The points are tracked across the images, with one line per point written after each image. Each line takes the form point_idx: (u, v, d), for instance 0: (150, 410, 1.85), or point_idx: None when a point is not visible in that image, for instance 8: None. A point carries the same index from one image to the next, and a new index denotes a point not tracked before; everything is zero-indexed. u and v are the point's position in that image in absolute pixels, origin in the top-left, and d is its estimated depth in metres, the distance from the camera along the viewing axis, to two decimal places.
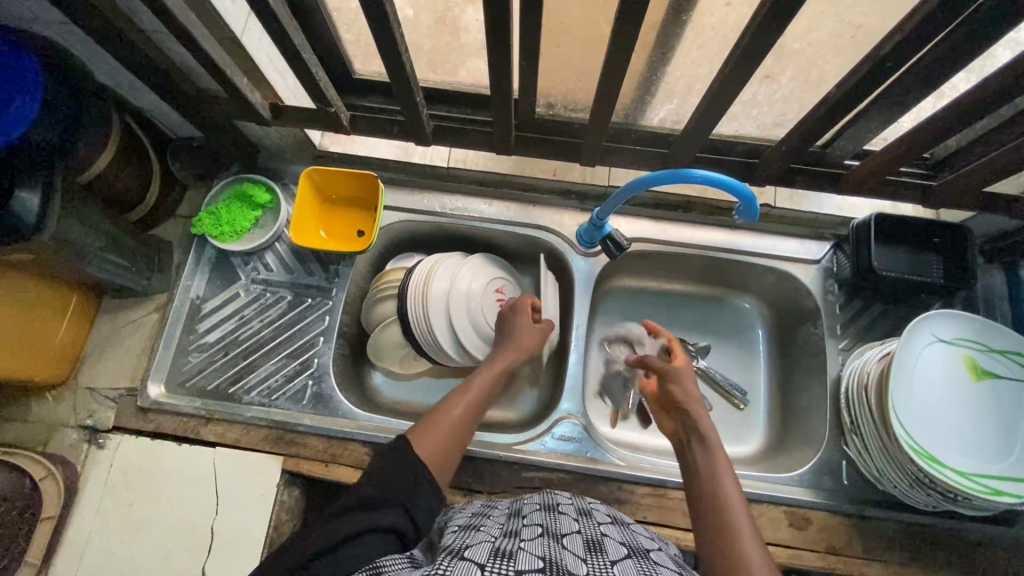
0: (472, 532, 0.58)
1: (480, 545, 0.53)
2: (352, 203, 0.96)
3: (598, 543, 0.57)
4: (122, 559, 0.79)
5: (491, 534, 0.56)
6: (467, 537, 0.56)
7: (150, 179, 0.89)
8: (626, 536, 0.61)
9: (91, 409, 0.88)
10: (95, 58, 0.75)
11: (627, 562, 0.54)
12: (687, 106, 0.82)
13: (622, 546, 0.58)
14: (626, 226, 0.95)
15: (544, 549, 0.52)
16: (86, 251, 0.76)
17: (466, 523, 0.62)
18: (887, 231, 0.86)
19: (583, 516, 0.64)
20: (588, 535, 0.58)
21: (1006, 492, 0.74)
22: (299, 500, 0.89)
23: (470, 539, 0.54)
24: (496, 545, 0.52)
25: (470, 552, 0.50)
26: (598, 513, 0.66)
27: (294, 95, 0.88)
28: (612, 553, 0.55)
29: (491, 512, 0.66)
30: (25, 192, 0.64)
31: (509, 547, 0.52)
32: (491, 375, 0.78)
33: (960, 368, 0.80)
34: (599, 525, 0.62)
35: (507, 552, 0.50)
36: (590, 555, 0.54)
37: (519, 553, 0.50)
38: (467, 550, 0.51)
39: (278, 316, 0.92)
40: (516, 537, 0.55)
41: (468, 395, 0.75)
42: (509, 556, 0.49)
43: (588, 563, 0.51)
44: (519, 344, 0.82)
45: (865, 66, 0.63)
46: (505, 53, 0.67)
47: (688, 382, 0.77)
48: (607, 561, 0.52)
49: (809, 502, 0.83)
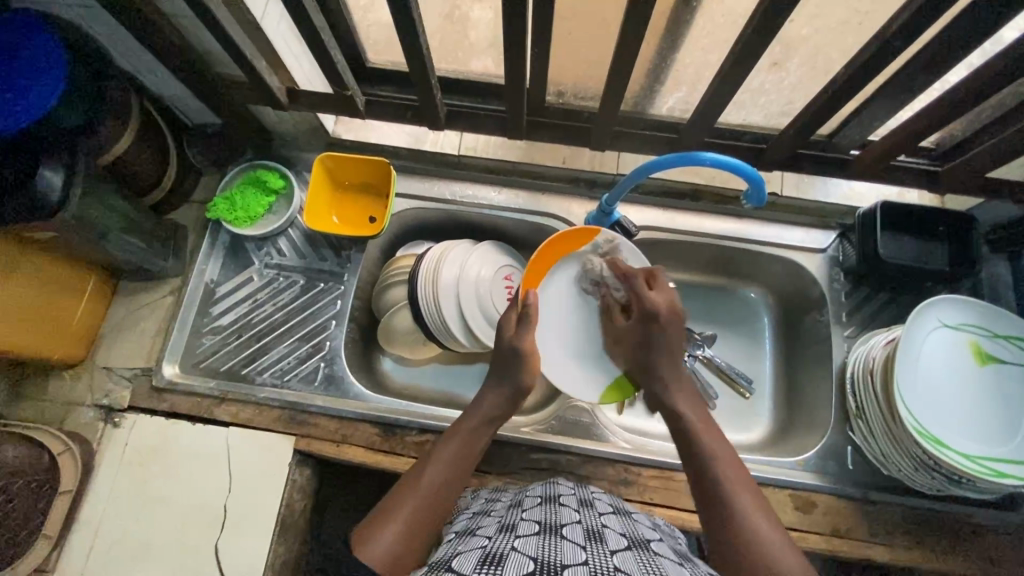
0: (467, 537, 0.58)
1: (472, 549, 0.53)
2: (364, 189, 0.98)
3: (599, 533, 0.57)
4: (137, 535, 0.81)
5: (487, 535, 0.57)
6: (462, 543, 0.57)
7: (167, 163, 0.91)
8: (628, 528, 0.62)
9: (107, 389, 0.89)
10: (117, 39, 0.77)
11: (626, 553, 0.54)
12: (695, 95, 0.84)
13: (623, 538, 0.58)
14: (634, 214, 0.96)
15: (535, 547, 0.52)
16: (106, 230, 0.78)
17: (464, 528, 0.63)
18: (892, 218, 0.88)
19: (585, 507, 0.65)
20: (588, 525, 0.59)
21: (1012, 475, 0.74)
22: (310, 481, 0.90)
23: (463, 547, 0.55)
24: (488, 549, 0.53)
25: (458, 561, 0.51)
26: (601, 504, 0.67)
27: (310, 80, 0.90)
28: (612, 544, 0.55)
29: (493, 510, 0.67)
30: (49, 171, 0.66)
31: (500, 548, 0.52)
32: (475, 420, 0.73)
33: (965, 352, 0.81)
34: (600, 516, 0.63)
35: (498, 555, 0.51)
36: (590, 544, 0.54)
37: (509, 554, 0.51)
38: (457, 559, 0.52)
39: (290, 300, 0.94)
40: (511, 534, 0.56)
41: (449, 448, 0.70)
42: (498, 559, 0.50)
43: (587, 551, 0.52)
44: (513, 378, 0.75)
45: (870, 49, 0.64)
46: (520, 40, 0.68)
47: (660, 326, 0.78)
48: (605, 551, 0.53)
49: (813, 485, 0.84)
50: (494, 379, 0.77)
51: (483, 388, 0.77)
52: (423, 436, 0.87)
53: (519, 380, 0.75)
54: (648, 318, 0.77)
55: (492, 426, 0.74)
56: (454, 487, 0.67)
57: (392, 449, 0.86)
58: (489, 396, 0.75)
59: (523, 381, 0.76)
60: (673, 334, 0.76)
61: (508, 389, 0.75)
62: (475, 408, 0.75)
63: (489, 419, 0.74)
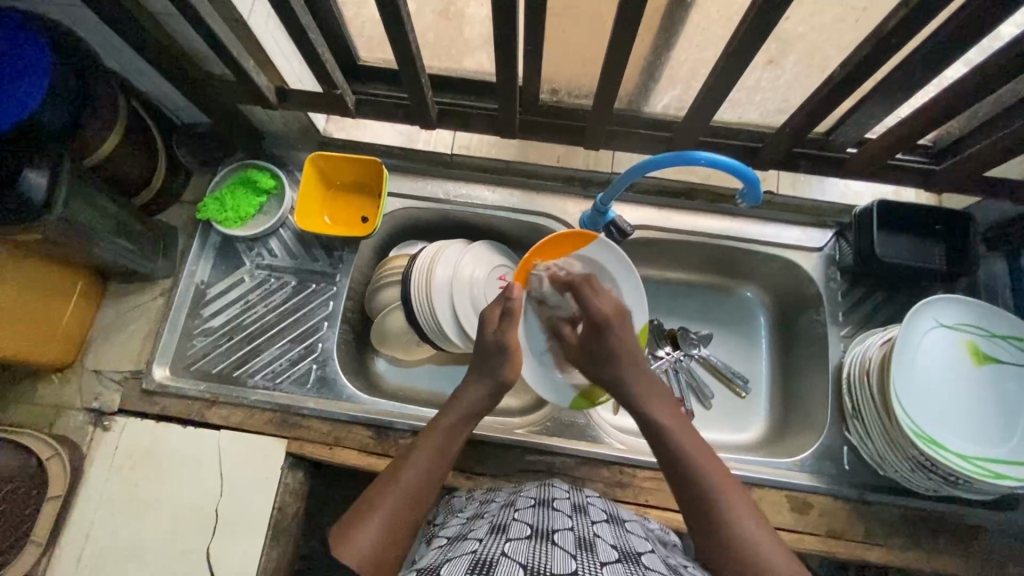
0: (457, 542, 0.58)
1: (461, 555, 0.53)
2: (357, 188, 0.97)
3: (590, 543, 0.56)
4: (128, 540, 0.80)
5: (477, 538, 0.57)
6: (452, 548, 0.56)
7: (157, 163, 0.90)
8: (619, 538, 0.61)
9: (97, 392, 0.88)
10: (103, 38, 0.76)
11: (617, 565, 0.53)
12: (690, 92, 0.83)
13: (614, 549, 0.57)
14: (629, 213, 0.95)
15: (526, 553, 0.51)
16: (94, 233, 0.77)
17: (454, 533, 0.62)
18: (889, 216, 0.87)
19: (578, 513, 0.64)
20: (579, 533, 0.58)
21: (1009, 475, 0.74)
22: (303, 484, 0.89)
23: (453, 551, 0.54)
24: (478, 554, 0.52)
25: (448, 567, 0.50)
26: (594, 510, 0.66)
27: (300, 78, 0.89)
28: (602, 554, 0.55)
29: (485, 512, 0.67)
30: (33, 172, 0.65)
31: (490, 553, 0.52)
32: (457, 415, 0.73)
33: (962, 352, 0.80)
34: (592, 524, 0.62)
35: (487, 561, 0.50)
36: (580, 553, 0.53)
37: (499, 560, 0.50)
38: (446, 564, 0.51)
39: (282, 301, 0.93)
40: (502, 537, 0.55)
41: (431, 442, 0.69)
42: (488, 564, 0.49)
43: (577, 560, 0.51)
44: (500, 378, 0.75)
45: (867, 47, 0.63)
46: (511, 38, 0.67)
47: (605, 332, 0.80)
48: (595, 563, 0.52)
49: (809, 486, 0.83)
50: (477, 370, 0.76)
51: (465, 382, 0.77)
52: (417, 438, 0.86)
53: (500, 373, 0.75)
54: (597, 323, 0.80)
55: (472, 421, 0.74)
56: (435, 481, 0.67)
57: (385, 451, 0.86)
58: (470, 390, 0.75)
59: (504, 373, 0.75)
60: (626, 335, 0.79)
61: (489, 381, 0.75)
62: (455, 403, 0.74)
63: (470, 415, 0.73)
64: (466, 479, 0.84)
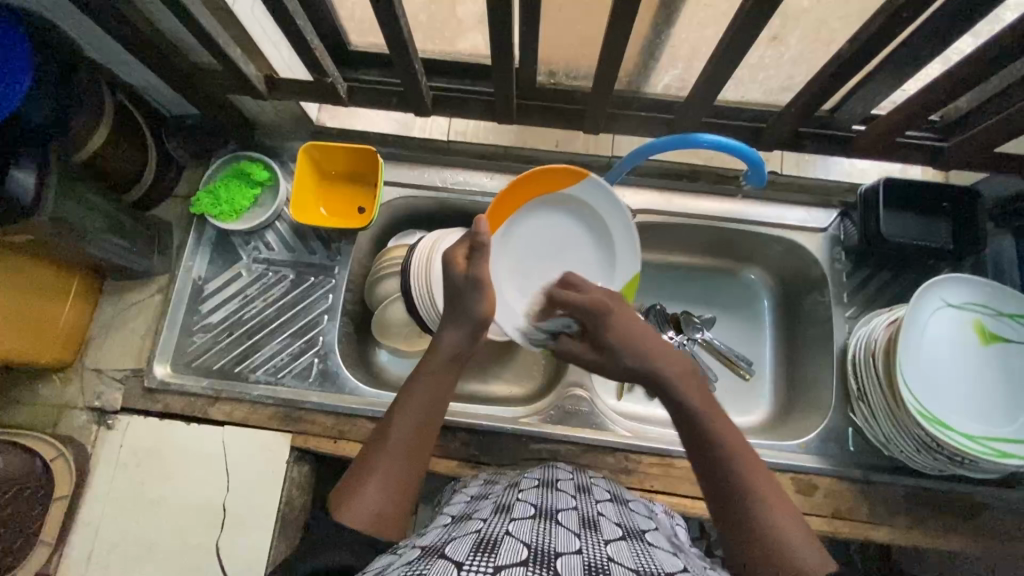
0: (463, 520, 0.56)
1: (466, 534, 0.50)
2: (352, 178, 0.95)
3: (593, 521, 0.55)
4: (138, 537, 0.80)
5: (482, 518, 0.55)
6: (455, 527, 0.54)
7: (146, 157, 0.87)
8: (622, 515, 0.60)
9: (98, 391, 0.88)
10: (77, 25, 0.73)
11: (620, 543, 0.52)
12: (692, 71, 0.80)
13: (617, 526, 0.56)
14: (630, 197, 0.93)
15: (530, 533, 0.49)
16: (87, 232, 0.75)
17: (459, 513, 0.60)
18: (895, 195, 0.85)
19: (582, 493, 0.63)
20: (583, 512, 0.57)
21: (1014, 454, 0.74)
22: (308, 476, 0.90)
23: (457, 531, 0.52)
24: (481, 535, 0.50)
25: (451, 547, 0.47)
26: (597, 491, 0.65)
27: (288, 67, 0.87)
28: (606, 532, 0.53)
29: (488, 493, 0.66)
30: (20, 171, 0.63)
31: (494, 533, 0.50)
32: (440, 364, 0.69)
33: (968, 332, 0.79)
34: (596, 503, 0.61)
35: (491, 542, 0.47)
36: (583, 532, 0.52)
37: (503, 539, 0.48)
38: (449, 543, 0.49)
39: (281, 295, 0.92)
40: (506, 517, 0.54)
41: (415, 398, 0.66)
42: (492, 544, 0.47)
43: (581, 539, 0.50)
44: None
45: (877, 23, 0.61)
46: (505, 19, 0.65)
47: (611, 323, 0.69)
48: (599, 540, 0.51)
49: (815, 468, 0.83)
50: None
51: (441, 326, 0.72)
52: None
53: None
54: (588, 315, 0.69)
55: (456, 365, 0.71)
56: (429, 432, 0.65)
57: None
58: (446, 336, 0.70)
59: None
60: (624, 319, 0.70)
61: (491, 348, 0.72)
62: (433, 350, 0.70)
63: (450, 359, 0.70)
64: (471, 469, 0.85)
